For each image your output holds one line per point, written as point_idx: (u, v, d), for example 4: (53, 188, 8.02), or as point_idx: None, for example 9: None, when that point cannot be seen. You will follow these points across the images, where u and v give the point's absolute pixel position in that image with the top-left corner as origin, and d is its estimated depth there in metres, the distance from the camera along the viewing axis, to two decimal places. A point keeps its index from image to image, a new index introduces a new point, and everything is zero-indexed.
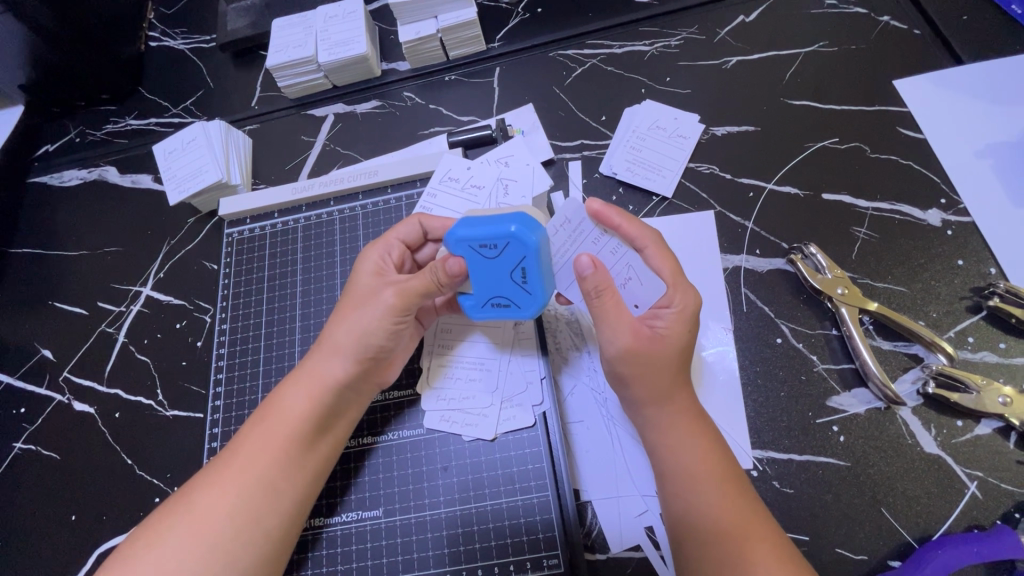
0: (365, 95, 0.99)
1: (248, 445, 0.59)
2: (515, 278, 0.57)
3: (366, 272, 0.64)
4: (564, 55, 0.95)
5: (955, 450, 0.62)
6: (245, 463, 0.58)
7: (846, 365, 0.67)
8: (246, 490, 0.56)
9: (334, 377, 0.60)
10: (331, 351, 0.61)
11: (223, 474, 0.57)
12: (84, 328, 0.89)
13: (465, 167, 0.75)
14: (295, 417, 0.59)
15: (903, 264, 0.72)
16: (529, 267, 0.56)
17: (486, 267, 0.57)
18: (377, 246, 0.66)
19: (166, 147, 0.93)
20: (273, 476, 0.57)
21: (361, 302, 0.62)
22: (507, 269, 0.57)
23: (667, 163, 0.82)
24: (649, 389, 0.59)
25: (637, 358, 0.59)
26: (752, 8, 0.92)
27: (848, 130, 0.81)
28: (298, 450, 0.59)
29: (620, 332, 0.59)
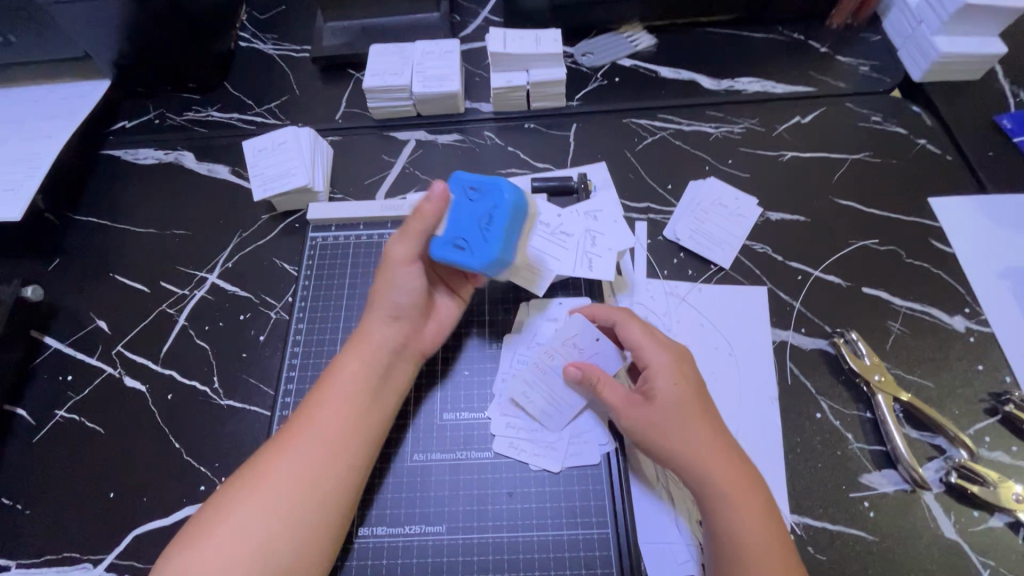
0: (447, 127, 1.06)
1: (303, 409, 0.64)
2: (482, 228, 0.67)
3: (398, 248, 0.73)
4: (637, 123, 1.04)
5: (971, 538, 0.68)
6: (305, 431, 0.62)
7: (877, 447, 0.74)
8: (300, 448, 0.61)
9: (380, 340, 0.68)
10: (373, 319, 0.69)
11: (281, 436, 0.63)
12: (144, 305, 0.90)
13: (555, 214, 0.79)
14: (342, 378, 0.66)
15: (930, 361, 0.80)
16: (496, 219, 0.67)
17: (464, 213, 0.69)
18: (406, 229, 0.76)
19: (255, 145, 0.97)
20: (326, 436, 0.62)
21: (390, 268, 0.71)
22: (483, 217, 0.68)
23: (727, 238, 0.90)
24: (663, 456, 0.63)
25: (652, 428, 0.64)
26: (806, 112, 1.03)
27: (886, 233, 0.90)
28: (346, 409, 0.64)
29: (625, 415, 0.65)
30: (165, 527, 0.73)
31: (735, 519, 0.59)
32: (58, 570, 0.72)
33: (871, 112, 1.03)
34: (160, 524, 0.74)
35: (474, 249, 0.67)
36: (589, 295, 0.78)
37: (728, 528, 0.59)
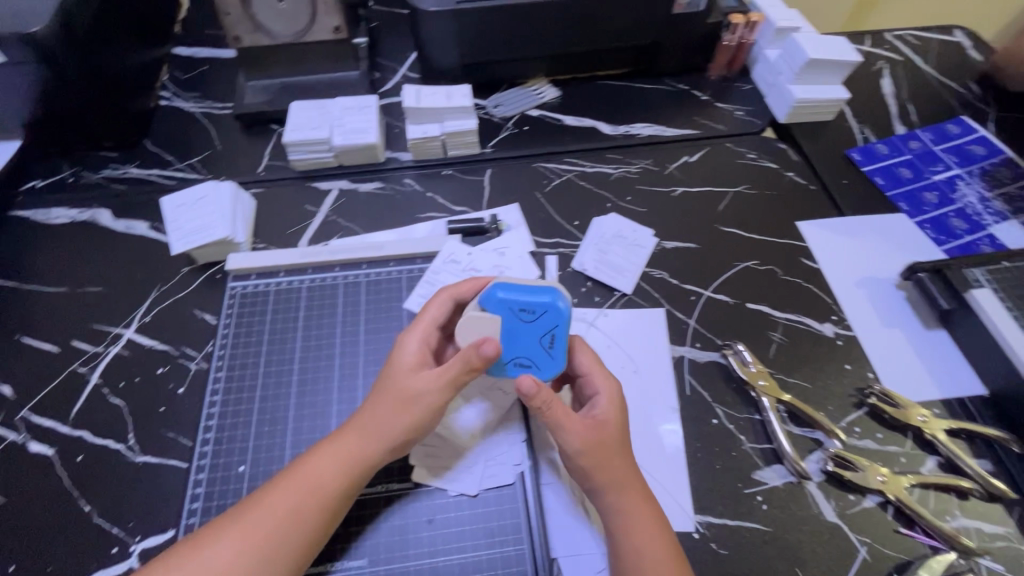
0: (368, 176, 1.12)
1: (276, 501, 0.63)
2: (546, 347, 0.71)
3: (408, 360, 0.70)
4: (546, 166, 1.13)
5: (849, 519, 0.77)
6: (263, 529, 0.61)
7: (766, 445, 0.82)
8: (266, 548, 0.60)
9: (369, 454, 0.66)
10: (367, 433, 0.67)
11: (242, 520, 0.62)
12: (54, 366, 0.87)
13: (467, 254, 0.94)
14: (323, 487, 0.64)
15: (807, 364, 0.90)
16: (557, 335, 0.70)
17: (524, 340, 0.71)
18: (413, 332, 0.73)
19: (175, 201, 0.99)
20: (283, 538, 0.61)
21: (399, 386, 0.68)
22: (540, 339, 0.71)
23: (628, 266, 0.99)
24: (610, 477, 0.67)
25: (596, 447, 0.67)
26: (693, 151, 1.17)
27: (764, 254, 1.03)
28: (323, 519, 0.63)
29: (573, 429, 0.67)
30: None
31: (651, 537, 0.65)
32: None
33: (746, 150, 1.18)
34: None
35: (548, 366, 0.71)
36: None
37: (641, 546, 0.64)
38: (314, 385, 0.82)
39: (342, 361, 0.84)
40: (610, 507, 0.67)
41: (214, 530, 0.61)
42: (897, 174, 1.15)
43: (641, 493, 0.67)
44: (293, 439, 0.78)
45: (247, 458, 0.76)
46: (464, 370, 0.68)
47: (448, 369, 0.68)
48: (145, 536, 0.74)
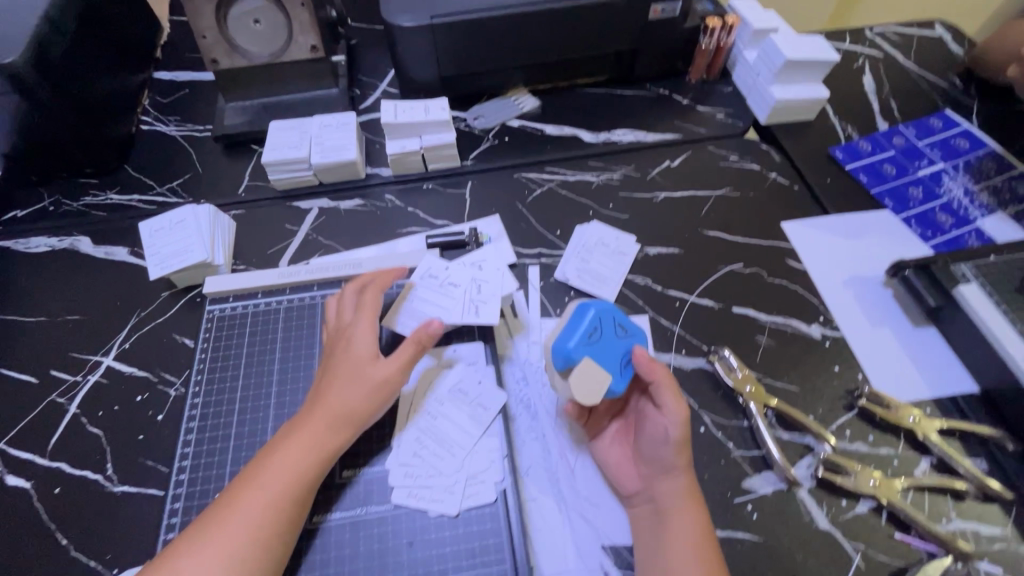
0: (349, 193, 1.11)
1: (253, 494, 0.64)
2: (624, 336, 0.76)
3: (361, 346, 0.74)
4: (527, 177, 1.13)
5: (842, 526, 0.75)
6: (237, 524, 0.62)
7: (755, 452, 0.80)
8: (250, 539, 0.62)
9: (331, 438, 0.69)
10: (332, 417, 0.69)
11: (224, 516, 0.63)
12: (32, 397, 0.87)
13: (445, 268, 0.86)
14: (297, 473, 0.66)
15: (795, 367, 0.89)
16: (620, 321, 0.77)
17: (609, 351, 0.74)
18: (361, 322, 0.76)
19: (153, 225, 0.98)
20: (257, 529, 0.62)
21: (359, 371, 0.72)
22: (613, 339, 0.75)
23: (611, 274, 0.98)
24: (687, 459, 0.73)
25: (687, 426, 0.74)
26: (675, 156, 1.16)
27: (749, 257, 1.02)
28: (300, 504, 0.66)
29: (681, 407, 0.73)
30: None
31: (702, 516, 0.70)
32: None
33: (729, 152, 1.18)
34: None
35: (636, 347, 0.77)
36: (481, 340, 0.84)
37: (698, 525, 0.69)
38: (292, 407, 0.81)
39: None
40: (674, 488, 0.71)
41: (197, 530, 0.63)
42: (881, 170, 1.14)
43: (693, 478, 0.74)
44: None
45: (224, 484, 0.75)
46: (417, 351, 0.74)
47: (401, 353, 0.73)
48: (122, 568, 0.72)
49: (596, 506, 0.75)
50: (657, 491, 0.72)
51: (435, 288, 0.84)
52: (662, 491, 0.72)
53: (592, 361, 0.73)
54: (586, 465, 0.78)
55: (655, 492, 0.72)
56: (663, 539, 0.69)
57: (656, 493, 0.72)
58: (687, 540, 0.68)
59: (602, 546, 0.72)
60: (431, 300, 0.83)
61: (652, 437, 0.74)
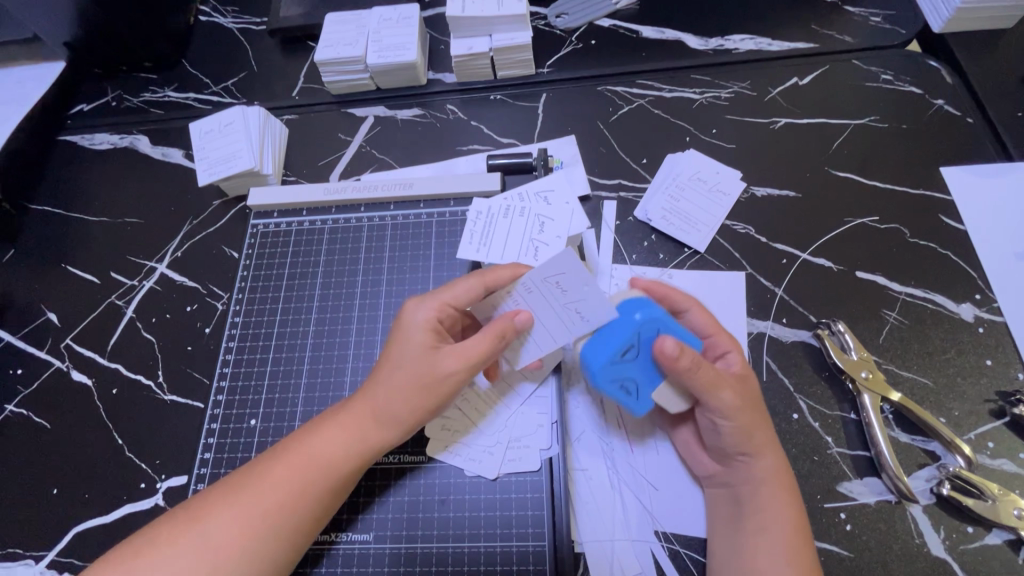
0: (407, 101, 0.97)
1: (277, 480, 0.58)
2: (632, 347, 0.61)
3: (419, 336, 0.62)
4: (613, 91, 0.93)
5: (962, 556, 0.61)
6: (264, 498, 0.57)
7: (861, 452, 0.66)
8: (269, 523, 0.57)
9: (375, 431, 0.61)
10: (375, 412, 0.61)
11: (245, 494, 0.58)
12: (94, 297, 0.87)
13: (506, 207, 0.73)
14: (329, 465, 0.59)
15: (929, 355, 0.70)
16: (619, 348, 0.61)
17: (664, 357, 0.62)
18: (427, 301, 0.64)
19: (202, 127, 0.92)
20: (286, 509, 0.57)
21: (414, 360, 0.61)
22: (636, 358, 0.62)
23: (704, 218, 0.81)
24: (755, 442, 0.60)
25: (746, 409, 0.60)
26: (806, 71, 0.92)
27: (890, 209, 0.80)
28: (330, 497, 0.60)
29: (723, 398, 0.59)
30: (105, 524, 0.72)
31: (798, 502, 0.59)
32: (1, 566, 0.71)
33: (881, 69, 0.91)
34: (99, 522, 0.72)
35: (639, 329, 0.61)
36: None
37: (789, 516, 0.58)
38: (331, 339, 0.76)
39: (361, 314, 0.77)
40: (762, 475, 0.59)
41: (216, 499, 0.58)
42: None
43: (783, 460, 0.61)
44: (306, 394, 0.73)
45: (259, 412, 0.73)
46: (490, 346, 0.60)
47: (471, 347, 0.60)
48: (170, 475, 0.74)
49: (653, 487, 0.66)
50: (736, 477, 0.61)
51: (555, 309, 0.62)
52: (741, 478, 0.60)
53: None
54: (644, 441, 0.68)
55: (733, 478, 0.61)
56: (744, 532, 0.58)
57: (738, 478, 0.61)
58: (775, 533, 0.57)
59: (656, 533, 0.64)
60: (547, 324, 0.62)
61: (705, 427, 0.63)
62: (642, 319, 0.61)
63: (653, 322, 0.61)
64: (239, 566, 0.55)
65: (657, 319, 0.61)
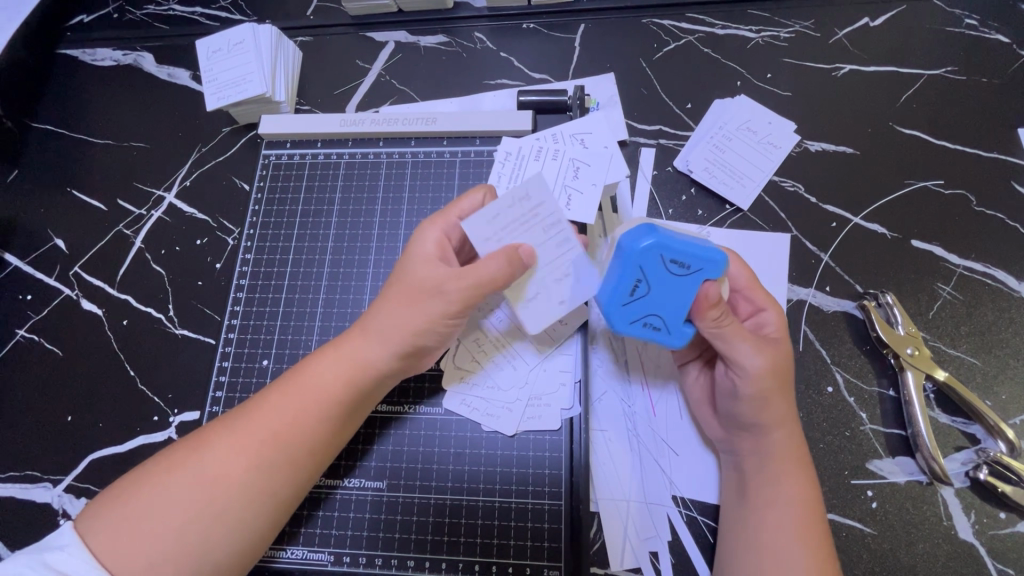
0: (431, 26, 0.88)
1: (271, 407, 0.57)
2: (640, 286, 0.56)
3: (423, 252, 0.60)
4: (659, 24, 0.84)
5: (989, 541, 0.59)
6: (263, 428, 0.56)
7: (896, 431, 0.63)
8: (266, 454, 0.55)
9: (372, 357, 0.58)
10: (374, 341, 0.58)
11: (241, 423, 0.56)
12: (101, 225, 0.84)
13: (528, 194, 0.58)
14: (326, 394, 0.57)
15: (981, 335, 0.66)
16: (626, 289, 0.56)
17: (680, 282, 0.55)
18: (434, 223, 0.61)
19: (210, 45, 0.85)
20: (284, 440, 0.56)
21: (414, 286, 0.58)
22: (650, 292, 0.56)
23: (750, 171, 0.74)
24: (770, 415, 0.56)
25: (772, 379, 0.56)
26: (880, 11, 0.81)
27: (958, 173, 0.73)
28: (328, 429, 0.57)
29: (755, 356, 0.56)
30: (119, 454, 0.72)
31: (811, 478, 0.56)
32: (20, 487, 0.72)
33: (966, 12, 0.80)
34: (114, 451, 0.72)
35: (640, 260, 0.55)
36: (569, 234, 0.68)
37: (801, 493, 0.55)
38: (346, 282, 0.72)
39: (377, 257, 0.73)
40: (771, 447, 0.57)
41: (215, 431, 0.56)
42: None
43: (797, 435, 0.57)
44: (320, 337, 0.71)
45: (271, 352, 0.71)
46: (495, 271, 0.56)
47: (475, 270, 0.56)
48: (182, 410, 0.73)
49: (674, 452, 0.64)
50: (742, 446, 0.59)
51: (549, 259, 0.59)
52: (748, 449, 0.58)
53: (706, 282, 0.55)
54: (669, 405, 0.66)
55: (742, 448, 0.59)
56: (749, 505, 0.56)
57: (745, 449, 0.58)
58: (786, 511, 0.54)
59: (673, 498, 0.63)
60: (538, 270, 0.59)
61: (723, 389, 0.59)
62: (642, 249, 0.54)
63: (655, 249, 0.54)
64: (234, 498, 0.53)
65: (658, 245, 0.54)
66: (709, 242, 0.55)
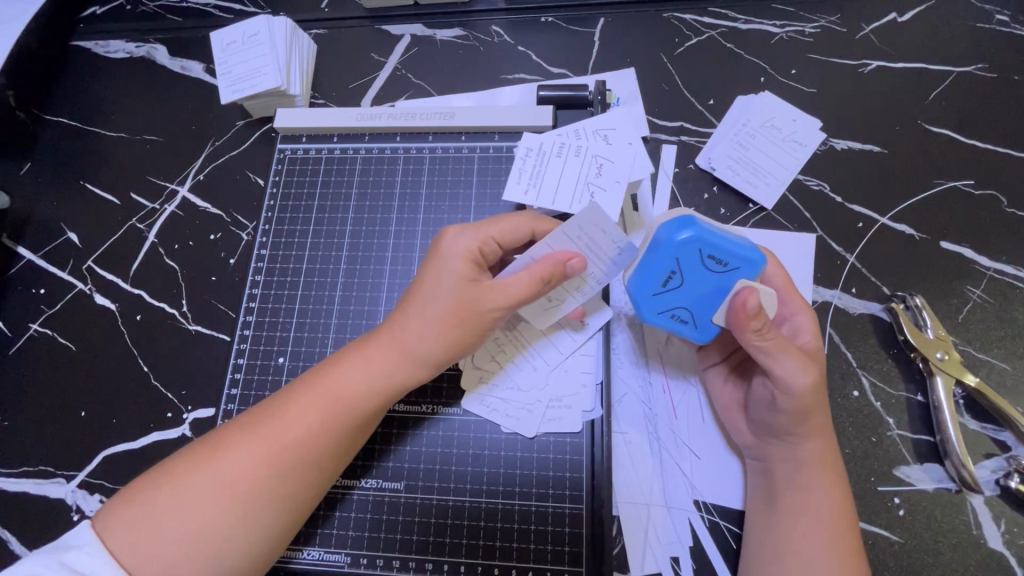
0: (447, 19, 0.87)
1: (295, 413, 0.55)
2: (672, 277, 0.55)
3: (458, 263, 0.57)
4: (680, 19, 0.82)
5: (1019, 550, 0.58)
6: (287, 434, 0.55)
7: (924, 437, 0.62)
8: (291, 460, 0.54)
9: (400, 366, 0.57)
10: (403, 349, 0.57)
11: (264, 428, 0.55)
12: (114, 219, 0.83)
13: (601, 225, 0.55)
14: (353, 401, 0.56)
15: (1011, 340, 0.65)
16: (659, 278, 0.56)
17: (715, 278, 0.55)
18: (469, 231, 0.58)
19: (224, 37, 0.83)
20: (309, 446, 0.55)
21: (447, 297, 0.56)
22: (682, 284, 0.55)
23: (774, 170, 0.73)
24: (806, 425, 0.55)
25: (816, 391, 0.54)
26: (908, 6, 0.79)
27: (988, 173, 0.71)
28: (353, 434, 0.57)
29: (800, 370, 0.53)
30: (133, 451, 0.72)
31: (842, 487, 0.55)
32: (34, 482, 0.72)
33: (997, 8, 0.78)
34: (127, 447, 0.72)
35: (677, 252, 0.54)
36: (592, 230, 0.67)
37: (833, 502, 0.54)
38: (363, 279, 0.71)
39: (394, 255, 0.72)
40: (805, 457, 0.55)
41: (236, 432, 0.55)
42: None
43: (830, 444, 0.56)
44: (336, 335, 0.70)
45: (287, 349, 0.70)
46: (532, 289, 0.55)
47: (513, 287, 0.55)
48: (196, 407, 0.73)
49: (696, 456, 0.63)
50: (773, 453, 0.57)
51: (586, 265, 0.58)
52: (780, 457, 0.57)
53: (741, 282, 0.54)
54: (692, 407, 0.65)
55: (771, 454, 0.57)
56: (778, 514, 0.55)
57: (775, 456, 0.57)
58: (816, 522, 0.53)
59: (695, 503, 0.61)
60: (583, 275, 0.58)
61: (759, 397, 0.58)
62: (681, 241, 0.54)
63: (695, 243, 0.54)
64: (258, 502, 0.53)
65: (698, 239, 0.53)
66: (750, 242, 0.54)
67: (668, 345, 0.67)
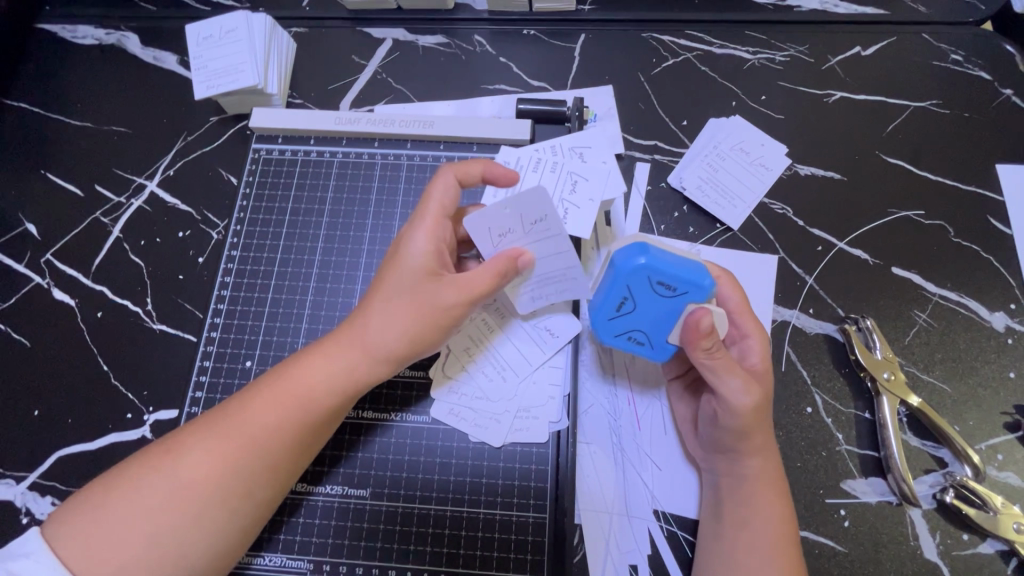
0: (430, 26, 0.87)
1: (252, 414, 0.55)
2: (625, 303, 0.58)
3: (416, 259, 0.58)
4: (659, 40, 0.84)
5: (952, 560, 0.62)
6: (243, 435, 0.54)
7: (869, 452, 0.65)
8: (246, 460, 0.54)
9: (361, 362, 0.57)
10: (363, 347, 0.57)
11: (222, 425, 0.55)
12: (77, 211, 0.81)
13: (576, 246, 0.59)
14: (313, 401, 0.56)
15: (952, 362, 0.69)
16: (614, 305, 0.58)
17: (667, 303, 0.57)
18: (423, 227, 0.59)
19: (200, 30, 0.82)
20: (266, 447, 0.54)
21: (408, 292, 0.57)
22: (635, 310, 0.58)
23: (741, 192, 0.76)
24: (749, 444, 0.57)
25: (757, 415, 0.57)
26: (871, 40, 0.83)
27: (938, 204, 0.75)
28: (312, 435, 0.57)
29: (742, 393, 0.56)
30: (89, 452, 0.70)
31: (785, 501, 0.57)
32: None
33: (952, 48, 0.82)
34: (83, 448, 0.70)
35: (628, 280, 0.56)
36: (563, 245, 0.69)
37: (775, 515, 0.56)
38: (336, 285, 0.71)
39: (367, 261, 0.72)
40: (747, 473, 0.58)
41: (191, 432, 0.55)
42: None
43: (774, 460, 0.59)
44: (306, 340, 0.69)
45: (255, 353, 0.69)
46: (493, 284, 0.56)
47: (473, 282, 0.56)
48: (158, 408, 0.71)
49: (656, 467, 0.65)
50: (719, 467, 0.60)
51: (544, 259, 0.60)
52: (726, 471, 0.59)
53: (692, 304, 0.56)
54: (654, 419, 0.67)
55: (718, 468, 0.60)
56: (725, 527, 0.57)
57: (720, 470, 0.60)
58: (760, 534, 0.55)
59: (654, 512, 0.63)
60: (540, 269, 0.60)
61: (705, 414, 0.61)
62: (631, 270, 0.55)
63: (645, 270, 0.55)
64: (212, 503, 0.52)
65: (648, 267, 0.55)
66: (698, 266, 0.55)
67: (636, 360, 0.69)
